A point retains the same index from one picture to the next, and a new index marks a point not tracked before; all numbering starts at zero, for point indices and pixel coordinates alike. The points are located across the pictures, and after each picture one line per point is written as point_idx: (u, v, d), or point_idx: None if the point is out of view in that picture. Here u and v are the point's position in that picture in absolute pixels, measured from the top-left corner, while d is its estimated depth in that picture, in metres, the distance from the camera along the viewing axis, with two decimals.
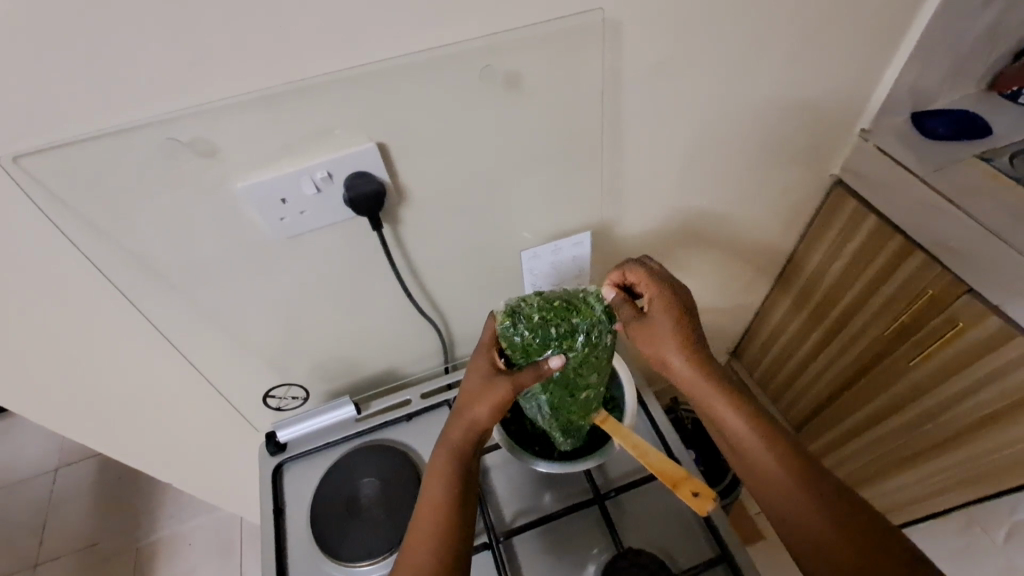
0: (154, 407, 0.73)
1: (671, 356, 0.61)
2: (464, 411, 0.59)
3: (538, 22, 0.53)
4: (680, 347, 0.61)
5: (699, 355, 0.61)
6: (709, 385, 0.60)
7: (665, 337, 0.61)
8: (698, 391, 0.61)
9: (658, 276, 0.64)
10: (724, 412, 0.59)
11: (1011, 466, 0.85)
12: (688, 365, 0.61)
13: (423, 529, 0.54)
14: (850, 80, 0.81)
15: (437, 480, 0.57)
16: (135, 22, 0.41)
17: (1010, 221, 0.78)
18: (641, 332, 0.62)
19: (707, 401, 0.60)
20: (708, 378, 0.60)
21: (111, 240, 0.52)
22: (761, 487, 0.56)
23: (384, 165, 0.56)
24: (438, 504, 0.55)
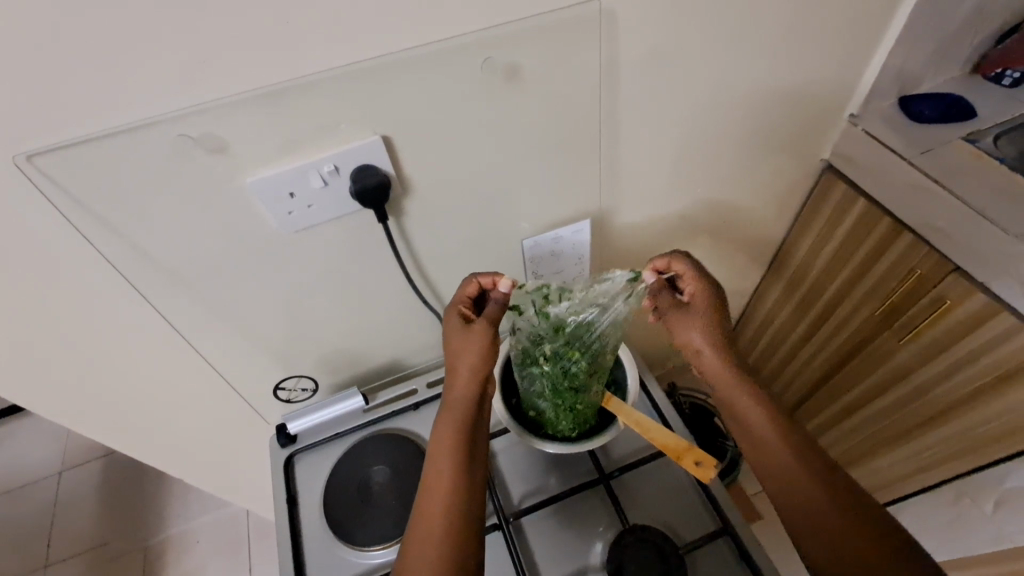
0: (165, 401, 0.74)
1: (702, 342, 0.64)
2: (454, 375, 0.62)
3: (535, 14, 0.54)
4: (710, 335, 0.64)
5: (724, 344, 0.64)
6: (733, 372, 0.62)
7: (703, 323, 0.64)
8: (720, 377, 0.63)
9: (701, 272, 0.66)
10: (742, 396, 0.61)
11: (1000, 437, 0.87)
12: (716, 351, 0.63)
13: (435, 503, 0.55)
14: (839, 66, 0.83)
15: (440, 453, 0.58)
16: (144, 22, 0.42)
17: (994, 201, 0.80)
18: (676, 314, 0.65)
19: (728, 386, 0.62)
20: (731, 366, 0.62)
21: (123, 237, 0.53)
22: (770, 474, 0.58)
23: (388, 158, 0.57)
24: (447, 476, 0.56)
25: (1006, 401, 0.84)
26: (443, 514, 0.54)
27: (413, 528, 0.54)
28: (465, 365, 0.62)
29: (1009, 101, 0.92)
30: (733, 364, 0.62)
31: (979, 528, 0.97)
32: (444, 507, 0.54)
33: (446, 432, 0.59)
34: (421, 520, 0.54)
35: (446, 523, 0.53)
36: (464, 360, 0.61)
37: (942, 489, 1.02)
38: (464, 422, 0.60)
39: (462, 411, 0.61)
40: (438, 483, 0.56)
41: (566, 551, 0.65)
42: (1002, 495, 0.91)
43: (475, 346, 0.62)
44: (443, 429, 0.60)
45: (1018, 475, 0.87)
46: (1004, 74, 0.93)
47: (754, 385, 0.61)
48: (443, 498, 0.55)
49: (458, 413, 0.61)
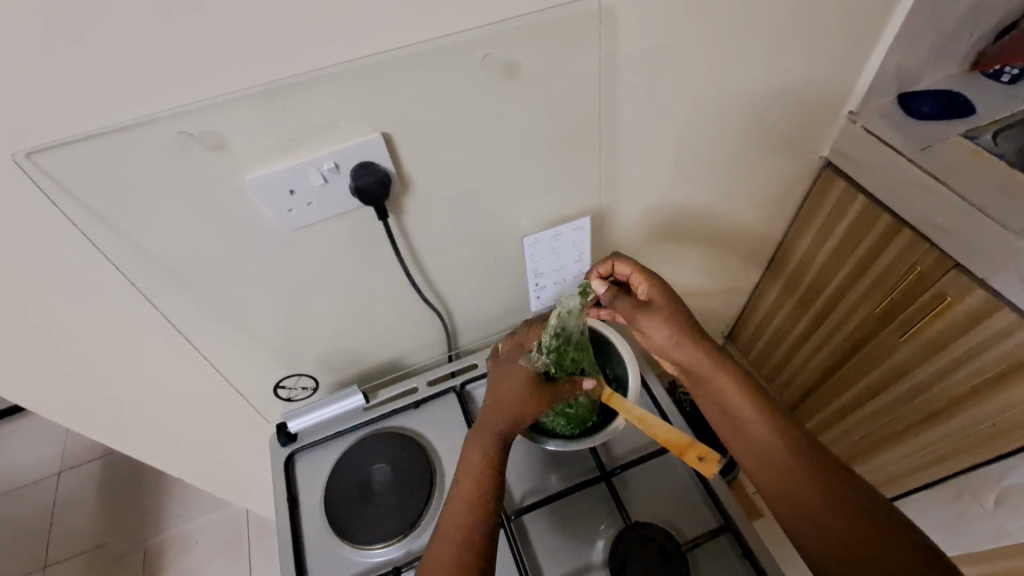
0: (165, 400, 0.74)
1: (671, 339, 0.63)
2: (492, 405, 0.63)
3: (535, 11, 0.54)
4: (677, 330, 0.63)
5: (698, 336, 0.63)
6: (712, 364, 0.61)
7: (667, 320, 0.64)
8: (700, 371, 0.62)
9: (647, 269, 0.69)
10: (725, 389, 0.61)
11: (999, 433, 0.88)
12: (690, 344, 0.63)
13: (454, 532, 0.55)
14: (838, 63, 0.83)
15: (467, 480, 0.58)
16: (144, 19, 0.42)
17: (993, 197, 0.81)
18: (641, 314, 0.65)
19: (710, 380, 0.62)
20: (710, 357, 0.62)
21: (122, 235, 0.53)
22: (755, 459, 0.58)
23: (388, 155, 0.57)
24: (470, 505, 0.57)
25: (1006, 398, 0.84)
26: (462, 545, 0.54)
27: (430, 553, 0.55)
28: (507, 398, 0.63)
29: (1007, 98, 0.92)
30: (711, 354, 0.62)
31: (980, 522, 0.98)
32: (463, 537, 0.55)
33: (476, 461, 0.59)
34: (440, 546, 0.55)
35: (465, 554, 0.54)
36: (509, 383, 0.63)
37: (942, 486, 1.02)
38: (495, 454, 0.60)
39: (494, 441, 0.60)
40: (460, 511, 0.57)
41: (568, 549, 0.65)
42: (1002, 491, 0.91)
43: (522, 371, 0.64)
44: (472, 456, 0.60)
45: (1018, 471, 0.88)
46: (1003, 70, 0.93)
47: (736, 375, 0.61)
48: (463, 529, 0.55)
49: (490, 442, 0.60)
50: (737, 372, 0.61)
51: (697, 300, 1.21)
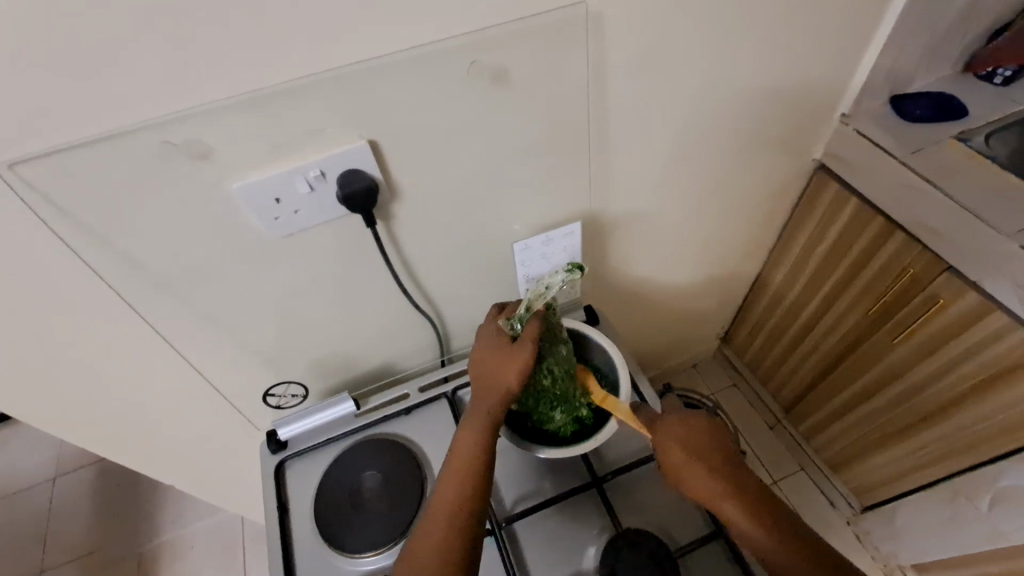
0: (155, 409, 0.73)
1: (669, 446, 0.60)
2: (482, 391, 0.61)
3: (522, 16, 0.54)
4: (675, 437, 0.61)
5: (698, 441, 0.60)
6: (704, 473, 0.58)
7: (671, 425, 0.62)
8: (687, 481, 0.59)
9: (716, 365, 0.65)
10: (712, 499, 0.57)
11: (993, 435, 0.87)
12: (684, 451, 0.60)
13: (438, 518, 0.55)
14: (829, 66, 0.82)
15: (454, 468, 0.58)
16: (124, 29, 0.42)
17: (986, 200, 0.80)
18: (646, 428, 0.63)
19: (699, 489, 0.58)
20: (704, 463, 0.58)
21: (109, 245, 0.53)
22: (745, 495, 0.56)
23: (375, 162, 0.56)
24: (455, 490, 0.57)
25: (1000, 401, 0.84)
26: (445, 530, 0.54)
27: (416, 538, 0.55)
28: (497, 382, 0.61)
29: (1000, 99, 0.92)
30: (708, 463, 0.58)
31: (974, 524, 0.98)
32: (447, 524, 0.55)
33: (465, 448, 0.59)
34: (424, 532, 0.55)
35: (448, 540, 0.54)
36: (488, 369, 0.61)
37: (936, 489, 1.02)
38: (484, 442, 0.59)
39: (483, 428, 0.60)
40: (445, 497, 0.56)
41: (559, 556, 0.65)
42: (997, 493, 0.91)
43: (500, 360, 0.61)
44: (462, 444, 0.59)
45: (1013, 474, 0.87)
46: (996, 72, 0.93)
47: (737, 483, 0.57)
48: (447, 515, 0.55)
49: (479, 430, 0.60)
50: (738, 481, 0.57)
51: (691, 303, 1.21)
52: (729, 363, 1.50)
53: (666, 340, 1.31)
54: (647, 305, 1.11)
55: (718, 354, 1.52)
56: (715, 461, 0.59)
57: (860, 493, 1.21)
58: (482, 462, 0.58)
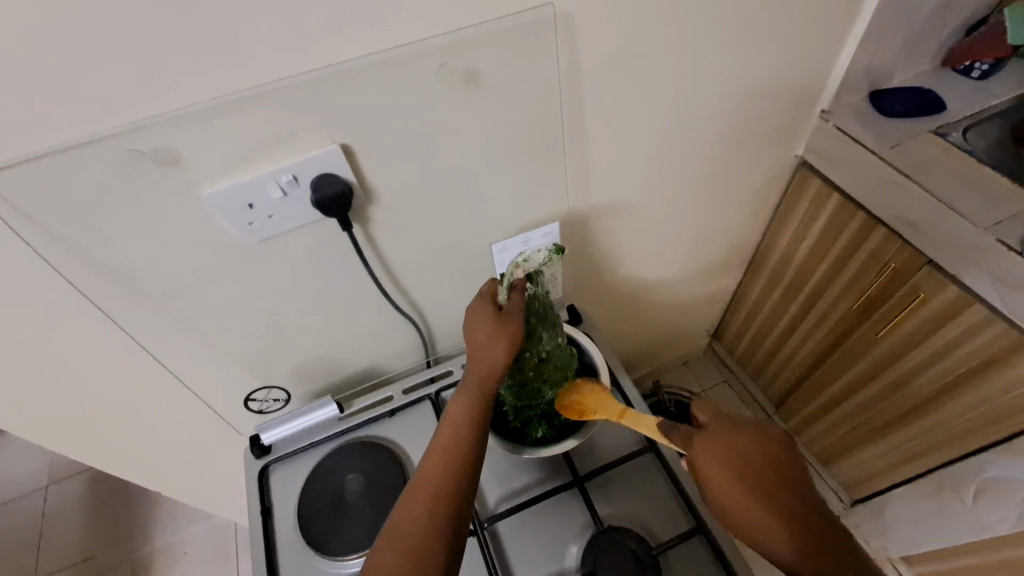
0: (137, 415, 0.74)
1: (725, 479, 0.52)
2: (474, 359, 0.60)
3: (490, 19, 0.54)
4: (734, 470, 0.52)
5: (761, 474, 0.51)
6: (770, 516, 0.49)
7: (727, 453, 0.53)
8: (747, 523, 0.50)
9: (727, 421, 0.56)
10: (781, 549, 0.48)
11: (975, 427, 0.88)
12: (744, 488, 0.51)
13: (426, 482, 0.53)
14: (807, 63, 0.83)
15: (446, 432, 0.56)
16: (87, 39, 0.42)
17: (963, 194, 0.81)
18: (693, 454, 0.55)
19: (761, 535, 0.49)
20: (770, 503, 0.50)
21: (82, 253, 0.53)
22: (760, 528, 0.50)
23: (348, 166, 0.57)
24: (445, 453, 0.54)
25: (980, 392, 0.84)
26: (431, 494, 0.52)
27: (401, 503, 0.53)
28: (490, 350, 0.59)
29: (977, 93, 0.93)
30: (774, 503, 0.50)
31: (960, 516, 0.98)
32: (434, 488, 0.52)
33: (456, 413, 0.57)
34: (409, 496, 0.52)
35: (434, 505, 0.51)
36: (484, 347, 0.59)
37: (922, 482, 1.02)
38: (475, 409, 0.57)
39: (478, 394, 0.58)
40: (435, 461, 0.54)
41: (541, 556, 0.65)
42: (980, 485, 0.92)
43: (496, 341, 0.59)
44: (450, 418, 0.57)
45: (996, 465, 0.88)
46: (973, 66, 0.94)
47: (813, 531, 0.48)
48: (435, 480, 0.53)
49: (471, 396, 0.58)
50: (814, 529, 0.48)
51: (678, 300, 1.21)
52: (720, 359, 1.50)
53: (654, 337, 1.31)
54: (633, 302, 1.12)
55: (709, 350, 1.52)
56: (784, 501, 0.50)
57: (849, 487, 1.22)
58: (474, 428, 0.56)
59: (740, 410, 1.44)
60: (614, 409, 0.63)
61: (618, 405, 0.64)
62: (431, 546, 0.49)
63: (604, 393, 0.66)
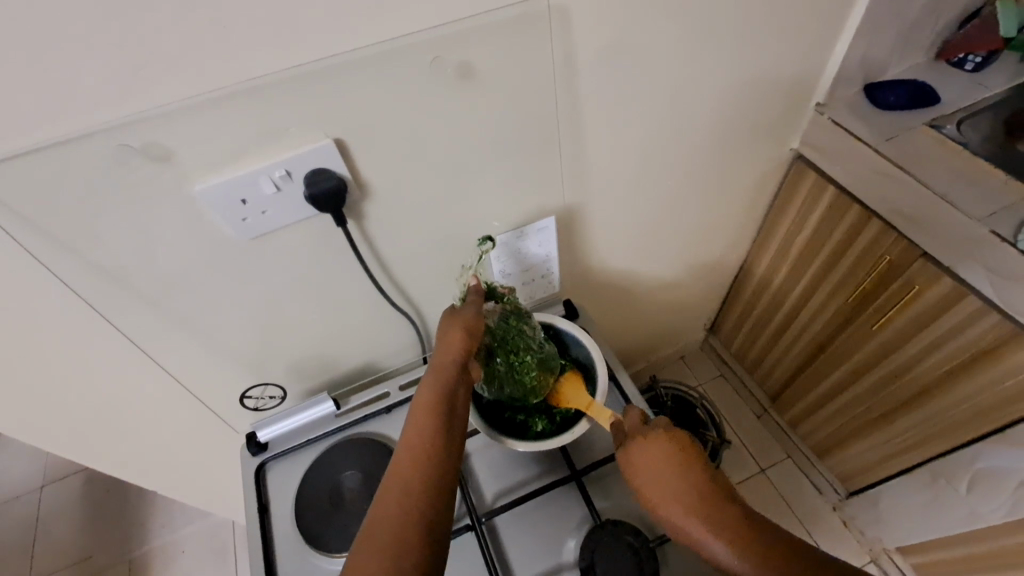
0: (131, 413, 0.73)
1: (655, 492, 0.53)
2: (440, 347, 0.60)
3: (484, 12, 0.54)
4: (660, 482, 0.53)
5: (689, 482, 0.53)
6: (699, 521, 0.50)
7: (646, 458, 0.55)
8: (683, 532, 0.51)
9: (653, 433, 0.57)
10: (714, 551, 0.48)
11: (969, 418, 0.88)
12: (674, 496, 0.52)
13: (403, 466, 0.51)
14: (802, 56, 0.82)
15: (417, 419, 0.54)
16: (73, 33, 0.41)
17: (957, 186, 0.81)
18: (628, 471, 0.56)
19: (697, 541, 0.50)
20: (700, 508, 0.51)
21: (72, 251, 0.52)
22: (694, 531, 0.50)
23: (342, 161, 0.56)
24: (419, 443, 0.53)
25: (974, 383, 0.85)
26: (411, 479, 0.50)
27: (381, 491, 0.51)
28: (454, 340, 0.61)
29: (971, 86, 0.93)
30: (703, 507, 0.51)
31: (954, 505, 0.99)
32: (414, 470, 0.51)
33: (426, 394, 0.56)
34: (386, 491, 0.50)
35: (415, 489, 0.50)
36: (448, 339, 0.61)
37: (917, 472, 1.03)
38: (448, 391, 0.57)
39: (445, 381, 0.57)
40: (411, 452, 0.52)
41: (538, 550, 0.65)
42: (974, 476, 0.92)
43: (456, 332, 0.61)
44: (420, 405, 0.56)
45: (989, 455, 0.88)
46: (967, 59, 0.94)
47: (746, 530, 0.48)
48: (413, 462, 0.51)
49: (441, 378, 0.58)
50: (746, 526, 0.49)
51: (674, 294, 1.22)
52: (716, 353, 1.51)
53: (650, 332, 1.32)
54: (630, 297, 1.12)
55: (706, 344, 1.53)
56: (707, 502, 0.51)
57: (844, 478, 1.23)
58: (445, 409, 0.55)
59: (735, 404, 1.47)
60: (581, 401, 0.66)
61: (585, 397, 0.66)
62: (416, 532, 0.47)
63: (576, 382, 0.68)
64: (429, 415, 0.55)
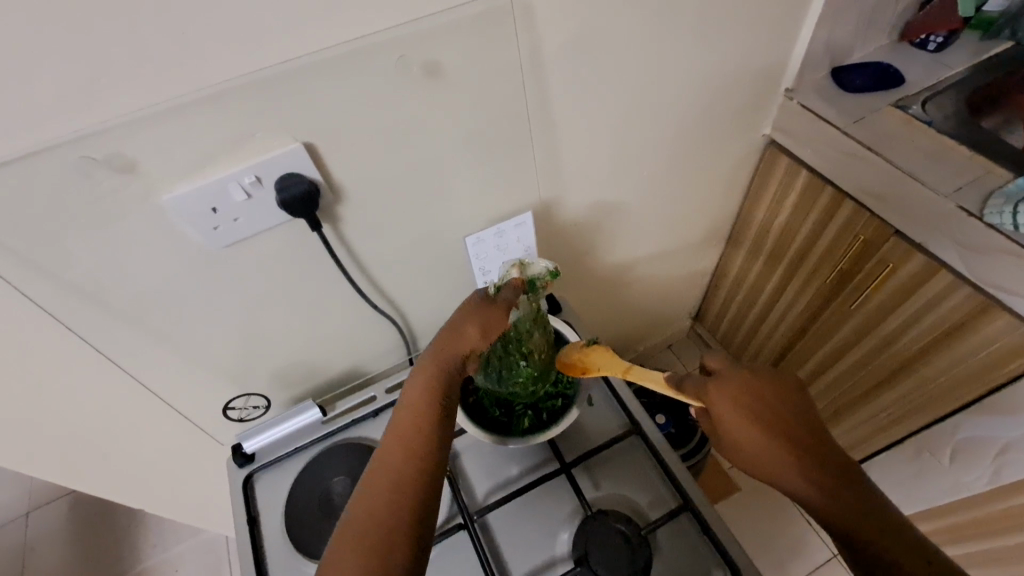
0: (112, 431, 0.72)
1: (740, 424, 0.51)
2: (445, 338, 0.60)
3: (445, 9, 0.54)
4: (755, 416, 0.51)
5: (784, 422, 0.51)
6: (791, 459, 0.49)
7: (733, 394, 0.53)
8: (769, 467, 0.50)
9: (738, 368, 0.54)
10: (792, 482, 0.49)
11: (947, 391, 0.90)
12: (768, 432, 0.50)
13: (387, 469, 0.52)
14: (768, 43, 0.84)
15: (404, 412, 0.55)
16: (23, 44, 0.41)
17: (924, 164, 0.83)
18: (710, 402, 0.54)
19: (778, 476, 0.49)
20: (793, 448, 0.50)
21: (39, 268, 0.51)
22: (759, 466, 0.51)
23: (313, 165, 0.56)
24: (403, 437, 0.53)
25: (949, 356, 0.86)
26: (393, 476, 0.51)
27: (361, 486, 0.52)
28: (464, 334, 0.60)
29: (933, 65, 0.96)
30: (792, 446, 0.50)
31: (939, 476, 1.01)
32: (395, 469, 0.51)
33: (415, 398, 0.56)
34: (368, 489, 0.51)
35: (400, 490, 0.50)
36: (459, 332, 0.60)
37: (902, 446, 1.05)
38: (436, 392, 0.56)
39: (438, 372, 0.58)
40: (397, 445, 0.53)
41: (531, 544, 0.66)
42: (956, 446, 0.94)
43: (467, 325, 0.61)
44: (410, 396, 0.56)
45: (969, 426, 0.90)
46: (928, 39, 0.96)
47: (823, 466, 0.49)
48: (396, 461, 0.52)
49: (431, 382, 0.57)
50: (831, 468, 0.49)
51: (658, 283, 1.23)
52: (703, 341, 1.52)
53: (636, 322, 1.33)
54: (613, 289, 1.13)
55: (692, 332, 1.54)
56: (788, 435, 0.50)
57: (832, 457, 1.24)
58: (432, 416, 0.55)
59: None
60: (619, 365, 0.63)
61: (624, 362, 0.63)
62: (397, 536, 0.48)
63: (607, 352, 0.65)
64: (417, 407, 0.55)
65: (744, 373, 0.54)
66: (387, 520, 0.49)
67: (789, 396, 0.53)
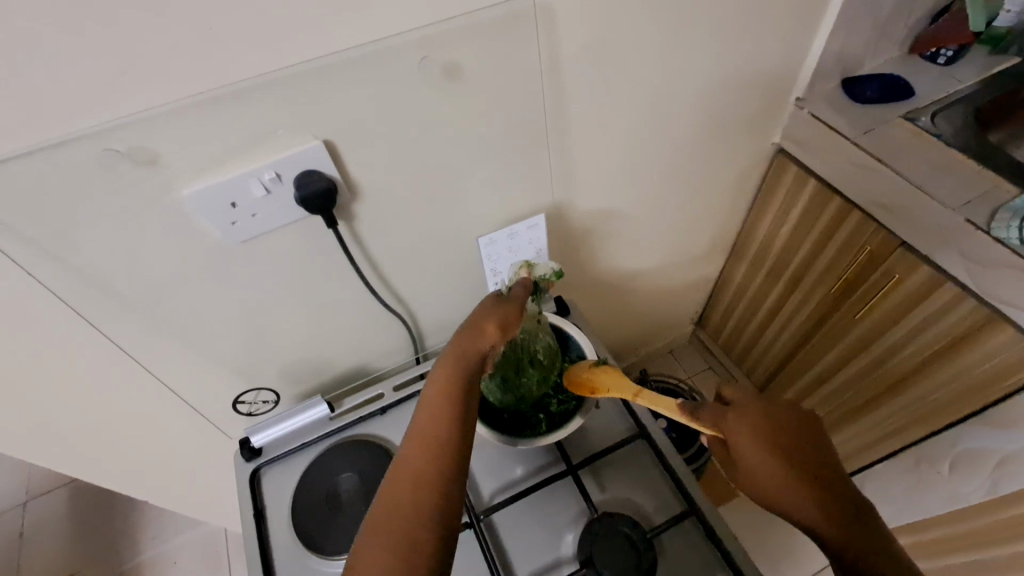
0: (122, 422, 0.72)
1: (752, 446, 0.50)
2: (469, 327, 0.58)
3: (467, 12, 0.54)
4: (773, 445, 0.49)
5: (800, 452, 0.49)
6: (802, 486, 0.47)
7: (747, 419, 0.51)
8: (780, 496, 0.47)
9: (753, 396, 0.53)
10: (801, 508, 0.46)
11: (949, 403, 0.91)
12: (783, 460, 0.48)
13: (415, 463, 0.48)
14: (781, 52, 0.84)
15: (431, 402, 0.52)
16: (55, 37, 0.41)
17: (932, 176, 0.84)
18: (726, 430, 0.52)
19: (788, 502, 0.47)
20: (808, 479, 0.47)
21: (59, 259, 0.51)
22: (768, 490, 0.48)
23: (332, 163, 0.56)
24: (429, 432, 0.50)
25: (953, 368, 0.87)
26: (417, 477, 0.47)
27: (384, 487, 0.48)
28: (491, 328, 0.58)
29: (942, 79, 0.96)
30: (804, 474, 0.48)
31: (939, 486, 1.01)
32: (421, 469, 0.48)
33: (440, 382, 0.53)
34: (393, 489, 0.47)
35: (422, 490, 0.47)
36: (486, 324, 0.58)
37: (903, 455, 1.05)
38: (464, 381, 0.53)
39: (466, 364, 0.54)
40: (425, 441, 0.49)
41: (536, 545, 0.66)
42: (955, 457, 0.94)
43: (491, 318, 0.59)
44: (436, 383, 0.53)
45: (970, 437, 0.90)
46: (938, 53, 0.97)
47: (835, 496, 0.46)
48: (423, 453, 0.49)
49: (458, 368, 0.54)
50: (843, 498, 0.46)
51: (662, 288, 1.23)
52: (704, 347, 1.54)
53: (640, 327, 1.33)
54: (618, 293, 1.13)
55: (693, 338, 1.55)
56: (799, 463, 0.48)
57: None
58: (462, 397, 0.52)
59: None
60: (628, 389, 0.62)
61: (635, 385, 0.62)
62: (427, 525, 0.45)
63: (617, 373, 0.66)
64: (444, 395, 0.52)
65: (761, 402, 0.53)
66: (413, 521, 0.45)
67: (805, 427, 0.51)
